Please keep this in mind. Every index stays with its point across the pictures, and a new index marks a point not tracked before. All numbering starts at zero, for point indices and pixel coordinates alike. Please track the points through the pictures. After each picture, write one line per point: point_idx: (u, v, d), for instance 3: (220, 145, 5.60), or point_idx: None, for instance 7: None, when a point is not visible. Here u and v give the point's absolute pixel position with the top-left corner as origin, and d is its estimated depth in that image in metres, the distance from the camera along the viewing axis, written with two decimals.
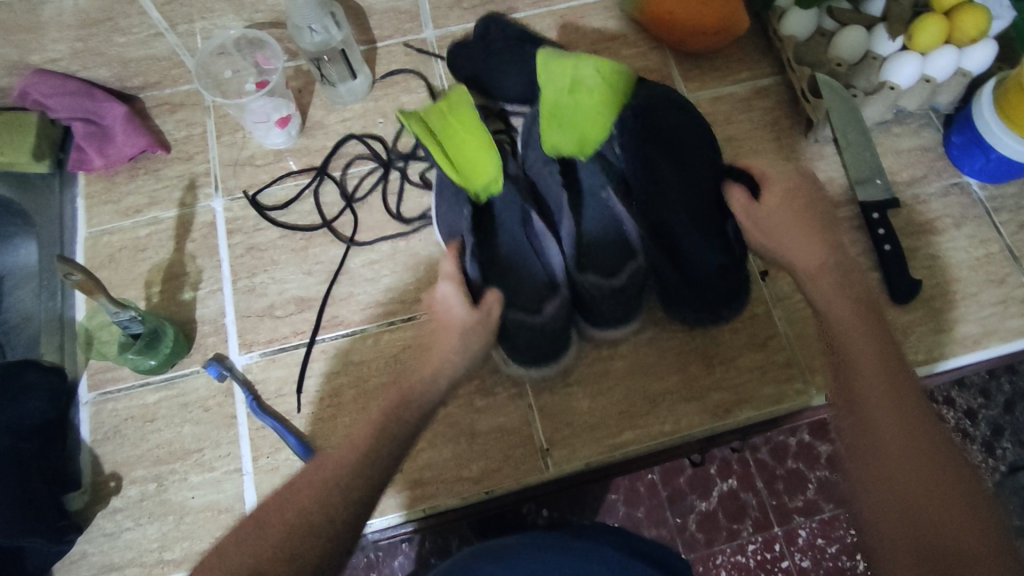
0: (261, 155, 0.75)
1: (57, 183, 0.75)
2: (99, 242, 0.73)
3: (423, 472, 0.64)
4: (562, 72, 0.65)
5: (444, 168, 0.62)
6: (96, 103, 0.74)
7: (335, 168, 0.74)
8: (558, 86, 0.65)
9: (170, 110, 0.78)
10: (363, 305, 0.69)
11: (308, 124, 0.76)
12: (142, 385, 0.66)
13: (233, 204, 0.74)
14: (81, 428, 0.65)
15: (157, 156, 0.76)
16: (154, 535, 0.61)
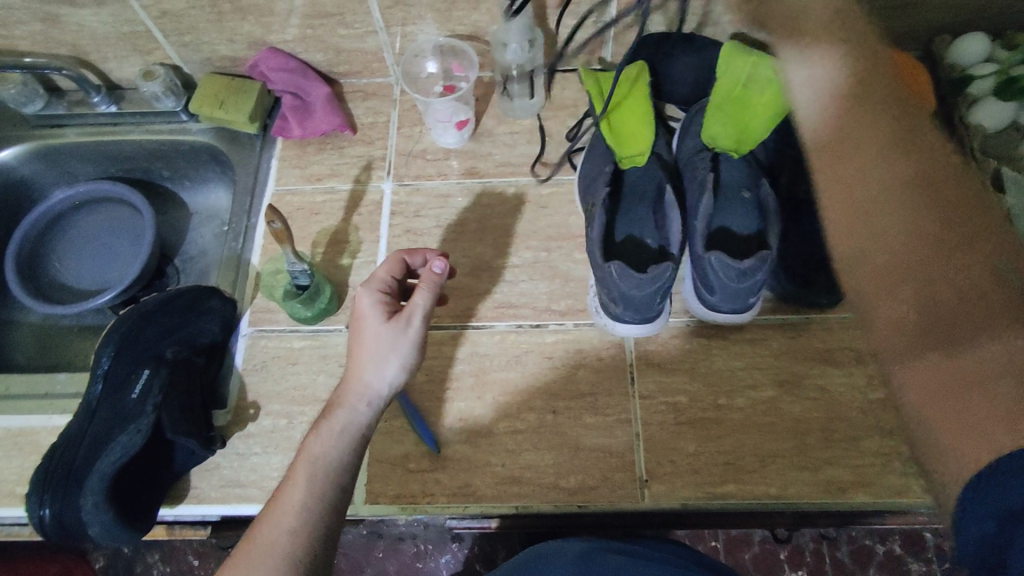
0: (432, 151, 0.83)
1: (259, 145, 0.86)
2: (282, 199, 0.82)
3: (522, 471, 0.66)
4: (740, 67, 0.70)
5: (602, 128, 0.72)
6: (307, 82, 0.84)
7: (496, 174, 0.81)
8: (733, 80, 0.70)
9: (363, 97, 0.87)
10: (497, 304, 0.74)
11: (480, 130, 0.83)
12: (293, 330, 0.74)
13: (401, 189, 0.81)
14: (236, 355, 0.72)
15: (343, 135, 0.85)
16: (277, 465, 0.67)
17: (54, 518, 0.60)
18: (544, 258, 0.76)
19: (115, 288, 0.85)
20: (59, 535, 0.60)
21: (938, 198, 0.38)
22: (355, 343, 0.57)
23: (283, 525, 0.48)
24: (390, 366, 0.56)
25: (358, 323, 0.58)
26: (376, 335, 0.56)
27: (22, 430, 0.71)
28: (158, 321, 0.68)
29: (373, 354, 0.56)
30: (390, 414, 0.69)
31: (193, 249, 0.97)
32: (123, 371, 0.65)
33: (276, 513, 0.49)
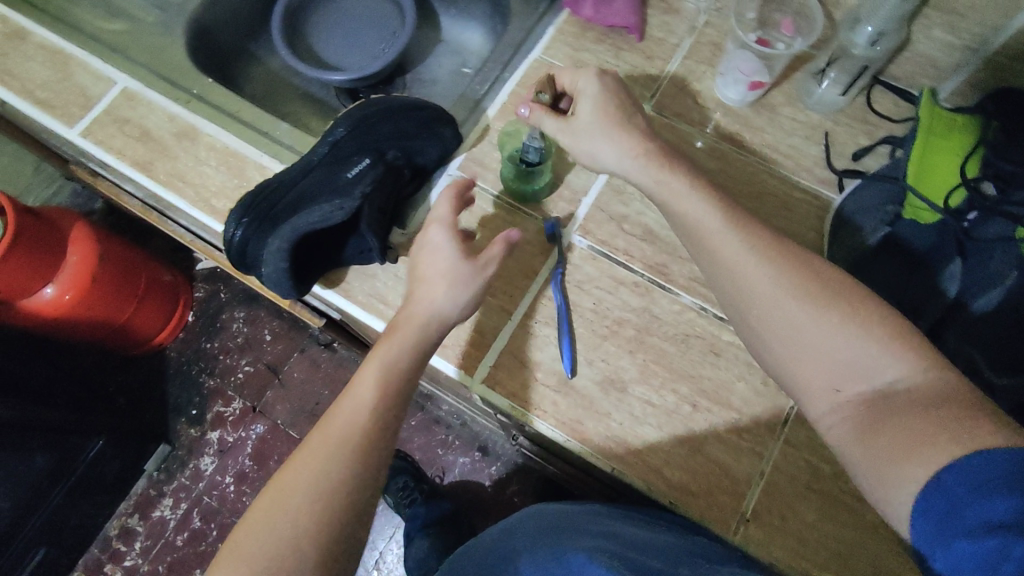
0: (706, 97, 0.77)
1: (543, 8, 0.83)
2: (541, 68, 0.79)
3: (635, 440, 0.63)
4: None
5: (910, 152, 0.64)
6: None
7: (756, 153, 0.74)
8: None
9: (666, 10, 0.80)
10: (693, 276, 0.69)
11: (764, 100, 0.75)
12: (493, 196, 0.73)
13: (657, 118, 0.76)
14: (434, 189, 0.73)
15: (628, 38, 0.80)
16: None
17: (242, 241, 0.63)
18: None
19: (352, 72, 0.87)
20: (238, 259, 0.64)
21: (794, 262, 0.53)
22: (425, 268, 0.62)
23: (287, 506, 0.49)
24: (464, 285, 0.61)
25: (427, 252, 0.63)
26: (439, 276, 0.61)
27: (236, 153, 0.75)
28: (395, 118, 0.67)
29: (448, 279, 0.61)
30: (543, 319, 0.68)
31: (426, 75, 0.97)
32: (349, 149, 0.66)
33: (270, 496, 0.50)
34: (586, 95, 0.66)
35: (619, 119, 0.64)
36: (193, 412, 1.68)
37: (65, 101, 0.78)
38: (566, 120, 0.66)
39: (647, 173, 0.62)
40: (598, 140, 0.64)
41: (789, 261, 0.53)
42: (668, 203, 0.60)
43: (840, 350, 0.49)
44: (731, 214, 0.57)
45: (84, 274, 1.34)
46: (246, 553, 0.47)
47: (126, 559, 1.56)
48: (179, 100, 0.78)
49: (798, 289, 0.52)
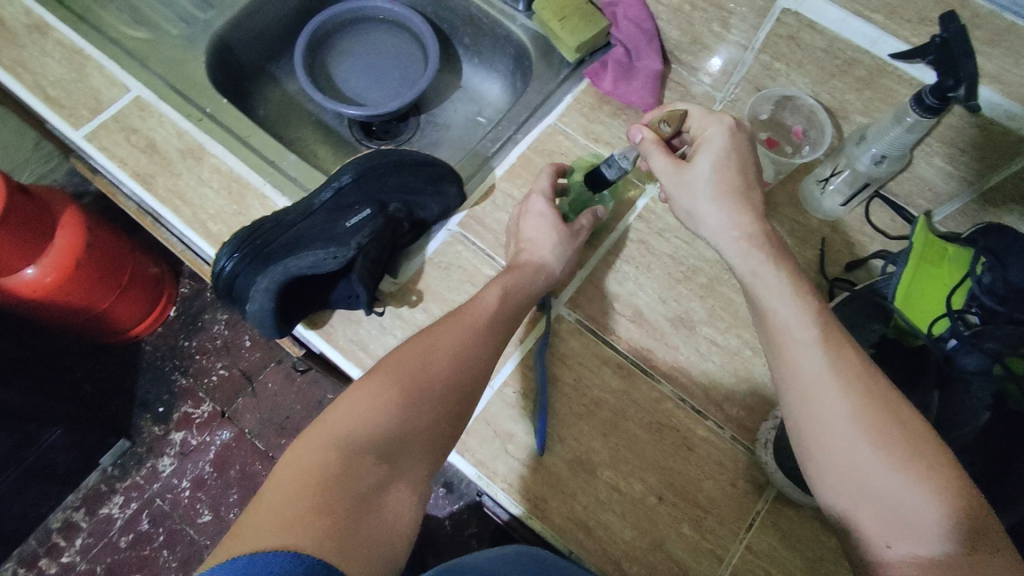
0: None
1: (564, 73, 0.84)
2: (553, 134, 0.80)
3: (596, 526, 0.63)
4: None
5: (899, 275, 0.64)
6: (646, 50, 0.81)
7: None
8: None
9: (684, 94, 0.84)
10: (675, 364, 0.69)
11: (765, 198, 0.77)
12: (488, 256, 0.73)
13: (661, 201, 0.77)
14: (432, 241, 0.73)
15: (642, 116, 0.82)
16: None
17: (230, 275, 0.64)
18: (747, 355, 0.69)
19: (368, 109, 0.88)
20: (220, 288, 0.65)
21: (875, 392, 0.48)
22: (527, 236, 0.69)
23: (383, 406, 0.50)
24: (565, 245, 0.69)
25: (529, 217, 0.70)
26: (544, 237, 0.68)
27: (240, 178, 0.75)
28: (402, 175, 0.69)
29: (552, 243, 0.67)
30: (521, 388, 0.67)
31: (441, 119, 0.99)
32: (352, 199, 0.67)
33: (361, 394, 0.50)
34: (710, 146, 0.62)
35: (732, 191, 0.61)
36: (159, 409, 1.65)
37: (74, 102, 0.78)
38: (679, 167, 0.63)
39: (740, 253, 0.59)
40: (705, 203, 0.61)
41: (865, 397, 0.48)
42: (758, 304, 0.56)
43: (896, 506, 0.45)
44: (825, 336, 0.51)
45: (70, 259, 1.33)
46: (360, 413, 0.49)
47: (64, 554, 1.51)
48: (191, 117, 0.78)
49: (876, 429, 0.47)
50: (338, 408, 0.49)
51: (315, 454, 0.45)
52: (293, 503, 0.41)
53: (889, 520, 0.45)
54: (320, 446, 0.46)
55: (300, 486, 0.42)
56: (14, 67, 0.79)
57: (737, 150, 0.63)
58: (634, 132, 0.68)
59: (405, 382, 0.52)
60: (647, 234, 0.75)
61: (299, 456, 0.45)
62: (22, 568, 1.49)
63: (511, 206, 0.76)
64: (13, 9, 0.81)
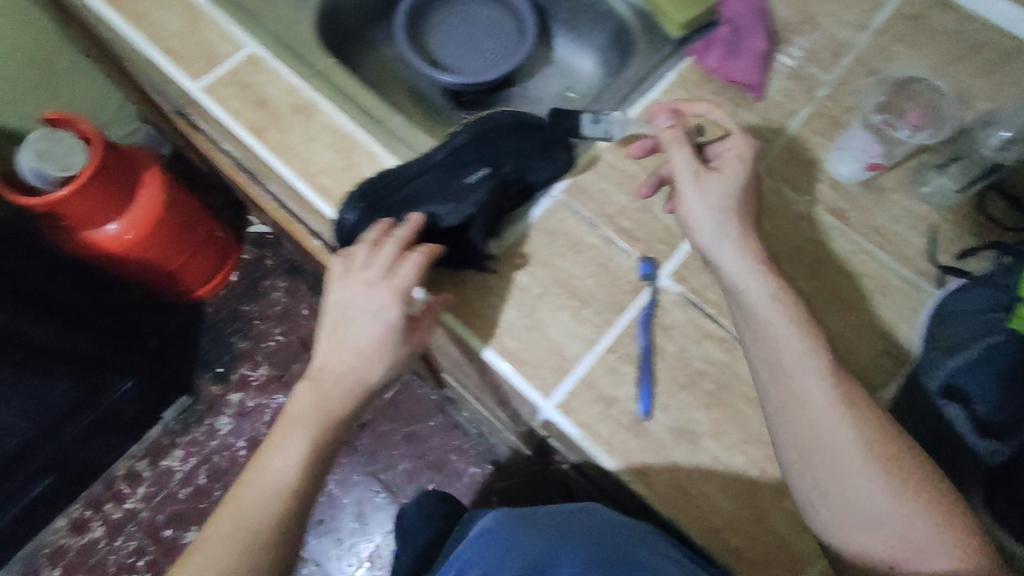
0: (817, 169, 0.77)
1: (668, 50, 0.84)
2: (658, 109, 0.80)
3: (697, 495, 0.63)
4: None
5: None
6: (754, 29, 0.80)
7: (859, 232, 0.74)
8: None
9: (788, 76, 0.80)
10: None
11: (874, 183, 0.76)
12: (592, 225, 0.73)
13: (766, 180, 0.76)
14: (536, 207, 0.74)
15: (747, 96, 0.80)
16: (509, 318, 0.69)
17: (353, 226, 0.66)
18: (850, 338, 0.69)
19: (466, 77, 0.89)
20: (341, 240, 0.68)
21: (874, 421, 0.56)
22: (340, 329, 0.63)
23: (246, 510, 0.59)
24: (378, 294, 0.61)
25: (342, 306, 0.62)
26: (368, 340, 0.61)
27: (347, 137, 0.76)
28: (522, 138, 0.70)
29: (360, 337, 0.62)
30: (623, 356, 0.68)
31: (533, 92, 1.00)
32: (470, 157, 0.68)
33: (239, 498, 0.60)
34: (728, 181, 0.67)
35: (741, 217, 0.66)
36: (218, 369, 1.70)
37: (191, 55, 0.79)
38: (706, 171, 0.67)
39: (744, 274, 0.63)
40: (722, 220, 0.65)
41: (867, 425, 0.56)
42: (762, 328, 0.61)
43: (897, 526, 0.53)
44: (829, 365, 0.58)
45: (149, 216, 1.38)
46: (249, 508, 0.59)
47: (127, 501, 1.58)
48: (302, 74, 0.79)
49: (882, 458, 0.55)
50: (214, 523, 0.60)
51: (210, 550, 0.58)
52: None
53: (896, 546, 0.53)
54: (217, 541, 0.58)
55: None
56: (134, 18, 0.81)
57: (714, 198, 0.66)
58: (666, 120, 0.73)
59: (265, 485, 0.60)
60: (753, 212, 0.74)
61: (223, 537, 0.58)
62: (88, 512, 1.57)
63: (615, 177, 0.76)
64: None
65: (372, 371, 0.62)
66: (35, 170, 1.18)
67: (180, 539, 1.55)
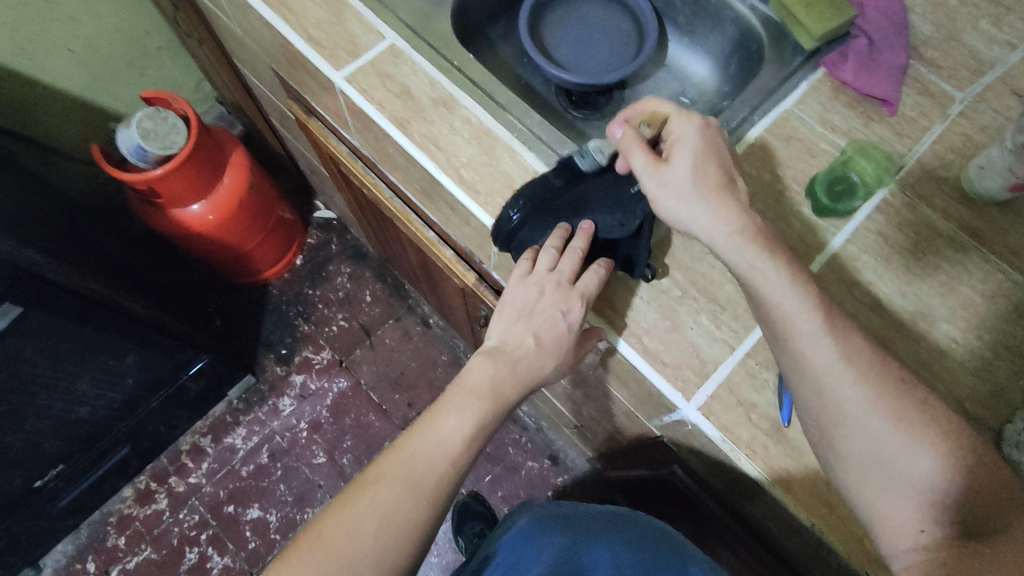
0: (951, 186, 0.77)
1: (797, 61, 0.84)
2: (790, 119, 0.80)
3: (837, 502, 0.64)
4: None
5: None
6: (892, 44, 0.81)
7: (994, 251, 0.74)
8: None
9: (922, 91, 0.80)
10: (914, 357, 0.70)
11: (1009, 202, 0.76)
12: None
13: (901, 194, 0.77)
14: None
15: (880, 110, 0.80)
16: (649, 320, 0.70)
17: (514, 225, 0.71)
18: (987, 356, 0.70)
19: (589, 78, 0.90)
20: (500, 238, 0.72)
21: (883, 372, 0.59)
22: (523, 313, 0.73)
23: (418, 464, 0.67)
24: (568, 301, 0.70)
25: (523, 297, 0.72)
26: (550, 329, 0.71)
27: (489, 132, 0.78)
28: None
29: (541, 326, 0.71)
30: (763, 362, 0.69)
31: (644, 95, 1.00)
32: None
33: (407, 455, 0.67)
34: (685, 145, 0.63)
35: (714, 186, 0.62)
36: (282, 351, 1.73)
37: (335, 45, 0.82)
38: (659, 166, 0.63)
39: (734, 245, 0.61)
40: (700, 206, 0.62)
41: (852, 370, 0.59)
42: (763, 304, 0.60)
43: (896, 458, 0.58)
44: (824, 321, 0.59)
45: (232, 198, 1.40)
46: (419, 462, 0.67)
47: (191, 475, 1.62)
48: (442, 68, 0.81)
49: (881, 404, 0.58)
50: (382, 471, 0.66)
51: (382, 500, 0.64)
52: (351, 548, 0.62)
53: (886, 475, 0.58)
54: (389, 492, 0.65)
55: (352, 547, 0.62)
56: (280, 7, 0.83)
57: (700, 173, 0.62)
58: (616, 128, 0.67)
59: (432, 453, 0.67)
60: (887, 226, 0.75)
61: (392, 492, 0.65)
62: (152, 483, 1.61)
63: (750, 185, 0.77)
64: None
65: (542, 365, 0.73)
66: (137, 146, 1.20)
67: (241, 516, 1.58)
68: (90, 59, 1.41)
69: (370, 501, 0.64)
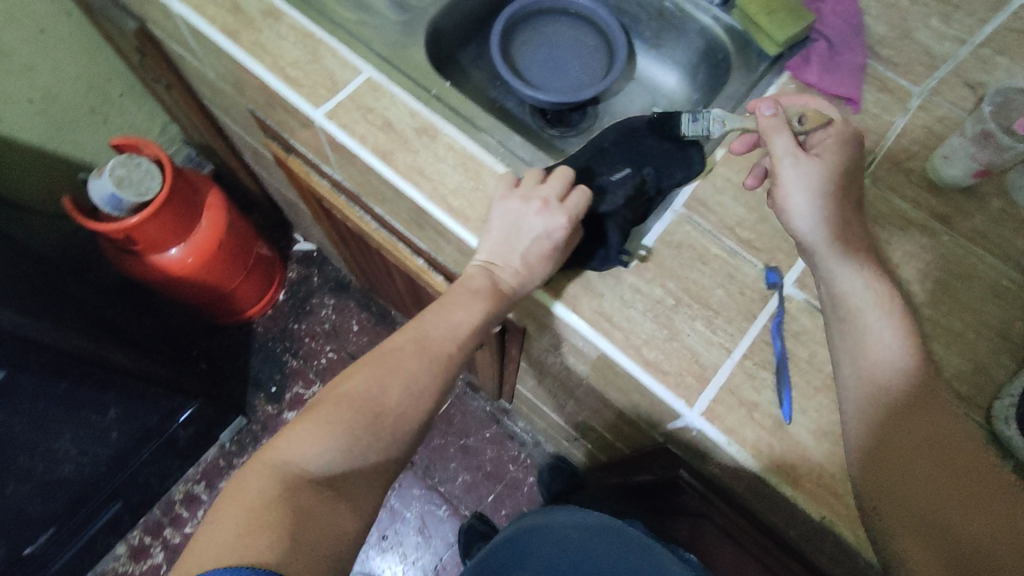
0: (918, 177, 0.80)
1: (763, 67, 0.87)
2: None
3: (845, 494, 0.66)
4: None
5: None
6: (850, 46, 0.85)
7: (964, 236, 0.78)
8: None
9: (883, 88, 0.84)
10: None
11: (974, 189, 0.79)
12: (715, 237, 0.76)
13: (873, 189, 0.80)
14: (659, 221, 0.77)
15: (845, 108, 0.83)
16: (647, 330, 0.72)
17: None
18: (971, 336, 0.72)
19: (565, 96, 0.92)
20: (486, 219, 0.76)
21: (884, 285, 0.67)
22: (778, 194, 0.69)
23: (426, 339, 0.71)
24: (552, 214, 0.71)
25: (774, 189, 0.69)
26: (804, 210, 0.68)
27: (473, 158, 0.79)
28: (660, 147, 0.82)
29: (796, 206, 0.68)
30: (759, 362, 0.71)
31: (618, 109, 1.03)
32: (613, 160, 0.81)
33: (420, 330, 0.72)
34: (836, 152, 0.68)
35: (839, 201, 0.68)
36: (271, 389, 1.70)
37: (313, 82, 0.82)
38: (802, 157, 0.68)
39: (837, 262, 0.67)
40: (816, 202, 0.67)
41: (917, 407, 0.61)
42: (851, 321, 0.65)
43: (887, 356, 0.63)
44: (913, 359, 0.63)
45: (211, 240, 1.39)
46: (432, 336, 0.72)
47: (187, 525, 1.58)
48: (420, 98, 0.82)
49: (882, 307, 0.65)
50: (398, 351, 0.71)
51: (387, 372, 0.69)
52: (348, 415, 0.66)
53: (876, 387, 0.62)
54: (393, 363, 0.69)
55: (350, 413, 0.66)
56: (255, 49, 0.84)
57: (838, 177, 0.68)
58: (767, 106, 0.70)
59: (441, 340, 0.72)
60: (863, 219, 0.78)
61: (396, 368, 0.69)
62: (147, 537, 1.56)
63: (730, 190, 0.79)
64: None
65: (530, 282, 0.72)
66: (110, 195, 1.18)
67: None
68: (52, 109, 1.39)
69: (371, 384, 0.68)
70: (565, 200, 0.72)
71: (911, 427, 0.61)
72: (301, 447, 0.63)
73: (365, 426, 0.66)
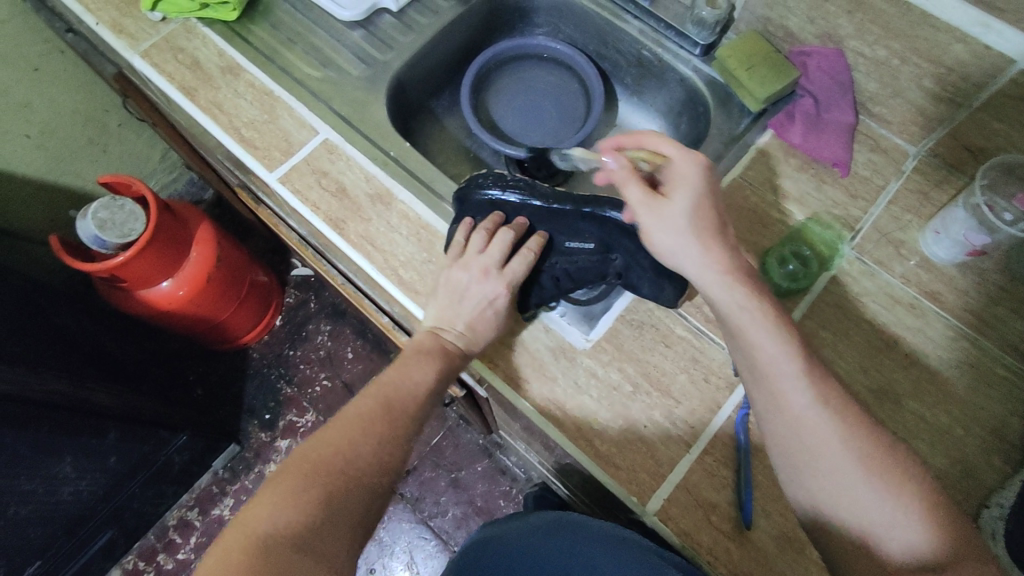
0: (909, 249, 0.74)
1: (745, 124, 0.82)
2: (739, 189, 0.77)
3: None
4: None
5: None
6: (838, 103, 0.79)
7: (955, 316, 0.71)
8: None
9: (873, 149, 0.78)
10: None
11: (970, 262, 0.73)
12: (680, 316, 0.72)
13: (857, 262, 0.73)
14: (622, 296, 0.72)
15: (831, 171, 0.78)
16: (601, 419, 0.68)
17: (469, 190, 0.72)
18: (957, 433, 0.66)
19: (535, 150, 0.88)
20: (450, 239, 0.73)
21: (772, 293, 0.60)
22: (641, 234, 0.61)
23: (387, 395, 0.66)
24: (490, 284, 0.69)
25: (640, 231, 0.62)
26: (673, 246, 0.60)
27: (429, 227, 0.76)
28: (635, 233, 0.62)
29: (663, 242, 0.60)
30: (720, 457, 0.66)
31: None
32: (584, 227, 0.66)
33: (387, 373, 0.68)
34: (686, 187, 0.61)
35: (706, 230, 0.60)
36: (266, 416, 1.71)
37: (268, 144, 0.80)
38: (655, 201, 0.61)
39: (725, 288, 0.58)
40: (680, 237, 0.60)
41: (831, 422, 0.55)
42: (745, 343, 0.58)
43: (780, 379, 0.56)
44: (807, 364, 0.57)
45: (201, 274, 1.39)
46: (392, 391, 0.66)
47: (179, 551, 1.60)
48: (377, 161, 0.79)
49: (773, 318, 0.58)
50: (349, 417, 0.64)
51: (342, 438, 0.62)
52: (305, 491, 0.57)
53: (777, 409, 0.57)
54: (349, 427, 0.63)
55: (307, 488, 0.58)
56: (211, 109, 0.81)
57: (699, 217, 0.60)
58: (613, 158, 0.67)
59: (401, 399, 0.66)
60: (846, 297, 0.72)
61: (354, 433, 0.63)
62: (141, 562, 1.59)
63: None
64: (210, 52, 0.85)
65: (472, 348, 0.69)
66: (93, 237, 1.18)
67: None
68: (49, 143, 1.41)
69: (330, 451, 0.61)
70: (505, 266, 0.70)
71: (822, 440, 0.55)
72: (268, 511, 0.55)
73: (326, 488, 0.58)
